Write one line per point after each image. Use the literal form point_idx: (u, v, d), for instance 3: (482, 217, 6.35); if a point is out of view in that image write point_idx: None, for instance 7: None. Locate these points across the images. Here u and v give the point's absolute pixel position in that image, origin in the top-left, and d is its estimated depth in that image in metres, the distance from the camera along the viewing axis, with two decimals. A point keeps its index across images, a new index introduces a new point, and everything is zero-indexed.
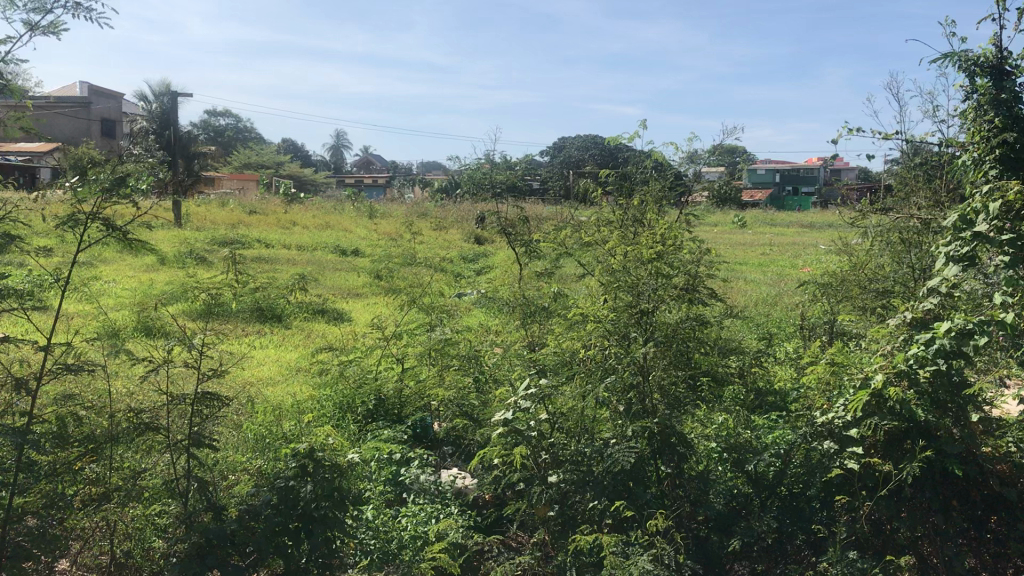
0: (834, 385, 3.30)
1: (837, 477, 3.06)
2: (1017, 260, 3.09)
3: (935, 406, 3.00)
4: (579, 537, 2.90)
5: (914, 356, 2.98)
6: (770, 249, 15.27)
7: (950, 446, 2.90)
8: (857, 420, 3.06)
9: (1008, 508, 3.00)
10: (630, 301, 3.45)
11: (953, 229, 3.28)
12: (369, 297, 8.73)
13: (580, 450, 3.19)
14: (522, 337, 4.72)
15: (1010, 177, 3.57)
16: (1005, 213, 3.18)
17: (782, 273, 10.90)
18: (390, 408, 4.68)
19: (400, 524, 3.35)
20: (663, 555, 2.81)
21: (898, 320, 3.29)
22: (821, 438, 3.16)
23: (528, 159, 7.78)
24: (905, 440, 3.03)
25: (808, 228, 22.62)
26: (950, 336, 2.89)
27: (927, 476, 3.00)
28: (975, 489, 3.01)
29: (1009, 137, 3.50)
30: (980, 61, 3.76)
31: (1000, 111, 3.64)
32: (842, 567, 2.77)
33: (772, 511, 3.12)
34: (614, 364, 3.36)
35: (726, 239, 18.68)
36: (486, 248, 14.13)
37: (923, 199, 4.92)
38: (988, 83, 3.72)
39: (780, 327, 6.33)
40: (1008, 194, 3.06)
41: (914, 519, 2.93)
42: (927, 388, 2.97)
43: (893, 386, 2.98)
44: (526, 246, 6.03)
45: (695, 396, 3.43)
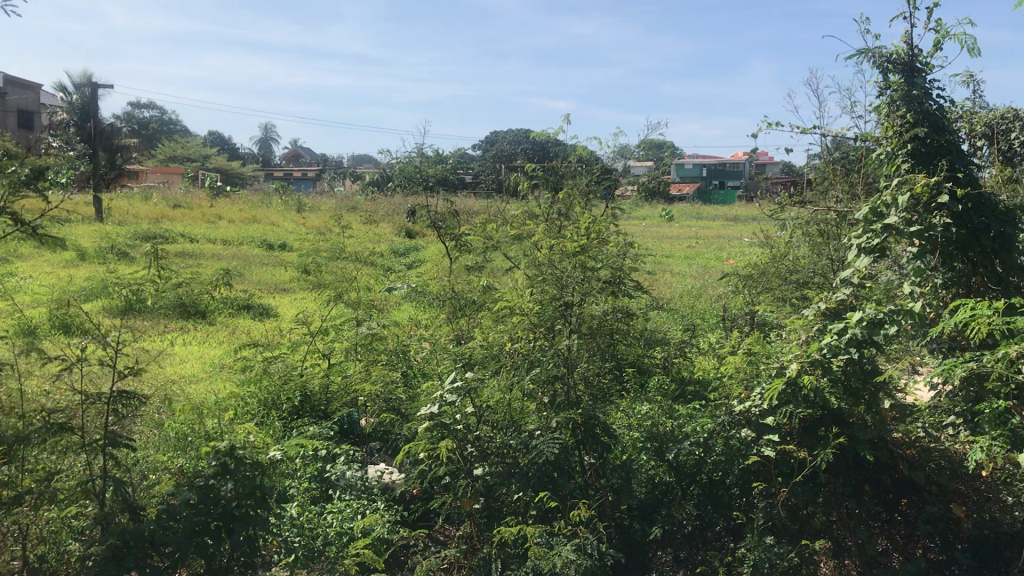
0: (751, 374, 3.35)
1: (754, 464, 3.10)
2: (925, 252, 3.29)
3: (848, 393, 3.08)
4: (504, 529, 2.92)
5: (829, 346, 3.03)
6: (696, 243, 15.44)
7: (862, 433, 3.00)
8: (773, 409, 3.12)
9: (916, 492, 3.12)
10: (555, 294, 3.51)
11: (864, 222, 3.42)
12: (296, 293, 8.63)
13: (505, 444, 3.23)
14: (449, 330, 4.73)
15: (920, 170, 3.73)
16: (912, 205, 3.36)
17: (709, 265, 11.09)
18: (316, 405, 4.61)
19: (326, 521, 3.33)
20: (585, 545, 2.86)
21: (813, 311, 3.37)
22: (739, 426, 3.20)
23: (460, 152, 7.81)
24: (820, 427, 3.11)
25: (734, 221, 23.10)
26: (862, 326, 2.97)
27: (841, 463, 3.10)
28: (886, 475, 3.11)
29: (919, 133, 3.64)
30: (893, 58, 3.89)
31: (911, 107, 3.75)
32: (759, 552, 2.85)
33: (692, 499, 3.23)
34: (540, 356, 3.39)
35: (656, 232, 18.91)
36: (418, 243, 14.09)
37: (842, 192, 5.08)
38: (900, 78, 3.83)
39: (704, 316, 6.46)
40: (915, 187, 3.27)
41: (828, 504, 3.03)
42: (841, 375, 3.06)
43: (807, 374, 3.04)
44: (456, 240, 6.04)
45: (620, 386, 3.55)
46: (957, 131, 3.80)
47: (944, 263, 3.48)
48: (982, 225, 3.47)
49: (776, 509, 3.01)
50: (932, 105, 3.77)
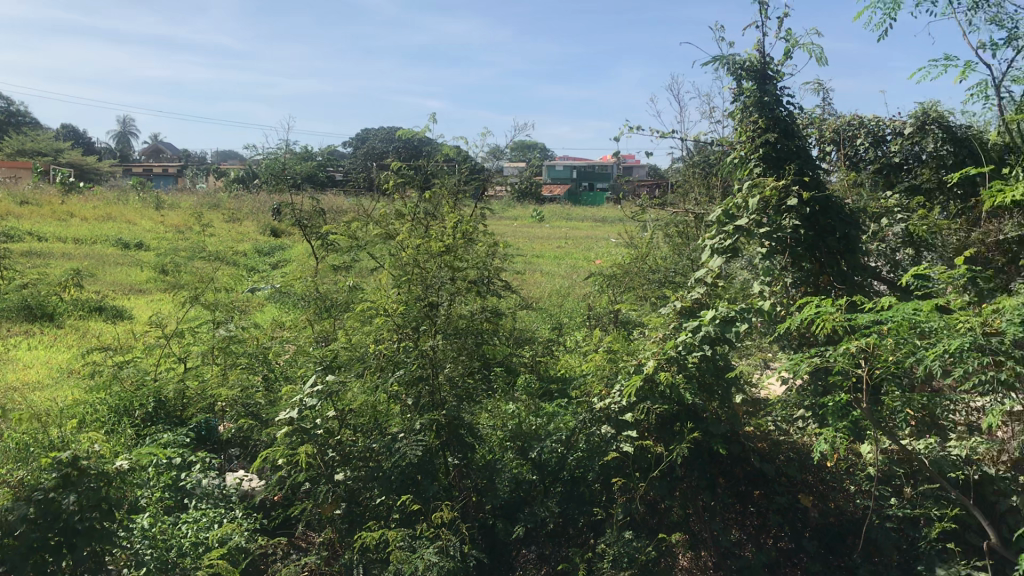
0: (611, 372, 3.41)
1: (613, 460, 3.16)
2: (775, 251, 3.43)
3: (703, 389, 3.19)
4: (364, 534, 2.87)
5: (684, 342, 3.13)
6: (564, 243, 15.70)
7: (715, 428, 3.14)
8: (631, 405, 3.17)
9: (767, 483, 3.30)
10: (419, 295, 3.49)
11: (717, 223, 3.62)
12: (153, 294, 8.27)
13: (369, 447, 3.21)
14: (313, 332, 4.63)
15: (771, 175, 3.88)
16: (762, 208, 3.51)
17: (576, 265, 11.27)
18: (172, 411, 4.43)
19: (179, 532, 3.19)
20: (447, 547, 2.84)
21: (670, 309, 3.44)
22: (599, 423, 3.25)
23: (327, 149, 7.67)
24: (675, 422, 3.21)
25: (602, 222, 23.62)
26: (715, 323, 3.10)
27: (696, 456, 3.23)
28: (739, 467, 3.31)
29: (770, 138, 3.80)
30: (746, 65, 4.04)
31: (763, 113, 3.92)
32: (619, 547, 2.90)
33: (554, 497, 3.22)
34: (404, 357, 3.32)
35: (527, 232, 19.11)
36: (284, 242, 13.78)
37: (700, 195, 5.26)
38: (753, 85, 3.99)
39: (570, 315, 6.57)
40: (766, 189, 3.41)
41: (685, 498, 3.14)
42: (695, 372, 3.15)
43: (664, 371, 3.10)
44: (321, 239, 5.92)
45: (485, 386, 3.57)
46: (804, 136, 3.98)
47: (794, 264, 3.68)
48: (828, 226, 3.73)
49: (635, 503, 3.07)
50: (781, 111, 3.96)
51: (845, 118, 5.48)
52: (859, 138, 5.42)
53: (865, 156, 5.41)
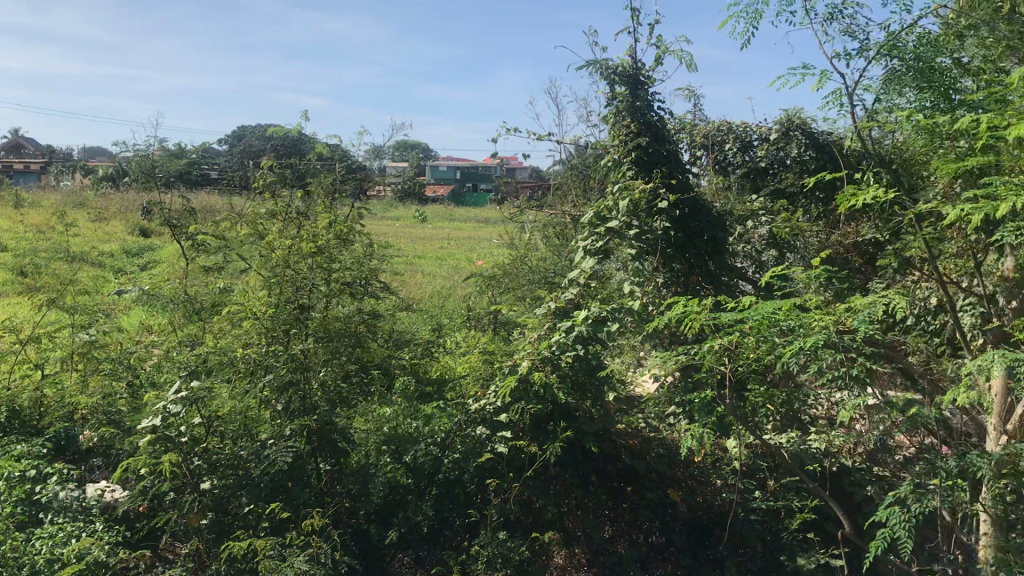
0: (486, 373, 3.41)
1: (488, 462, 3.15)
2: (643, 253, 3.59)
3: (576, 388, 3.23)
4: (232, 544, 2.78)
5: (557, 343, 3.15)
6: (446, 244, 15.67)
7: (589, 426, 3.18)
8: (505, 406, 3.19)
9: (638, 479, 3.38)
10: (290, 298, 3.44)
11: (590, 225, 3.68)
12: (9, 297, 7.82)
13: (237, 454, 3.09)
14: (182, 336, 4.46)
15: (642, 178, 3.99)
16: (631, 210, 3.65)
17: (457, 266, 11.26)
18: (27, 421, 4.19)
19: (33, 548, 3.02)
20: (318, 554, 2.78)
21: (545, 309, 3.47)
22: (474, 425, 3.25)
23: (199, 147, 7.41)
24: (549, 421, 3.24)
25: (485, 222, 23.70)
26: (587, 323, 3.15)
27: (569, 455, 3.25)
28: (611, 464, 3.36)
29: (642, 142, 3.89)
30: (619, 70, 4.10)
31: (635, 117, 4.01)
32: (494, 547, 2.90)
33: (430, 501, 3.15)
34: (272, 362, 3.23)
35: (409, 233, 18.99)
36: (155, 242, 13.26)
37: (577, 197, 5.34)
38: (625, 89, 4.05)
39: (450, 316, 6.55)
40: (635, 192, 3.56)
41: (559, 496, 3.17)
42: (568, 371, 3.18)
43: (538, 371, 3.14)
44: (192, 239, 5.72)
45: (360, 389, 3.52)
46: (674, 141, 4.13)
47: (665, 265, 3.83)
48: (697, 228, 3.94)
49: (510, 504, 3.08)
50: (653, 116, 4.07)
51: (714, 124, 5.66)
52: (728, 143, 5.60)
53: (733, 160, 5.60)
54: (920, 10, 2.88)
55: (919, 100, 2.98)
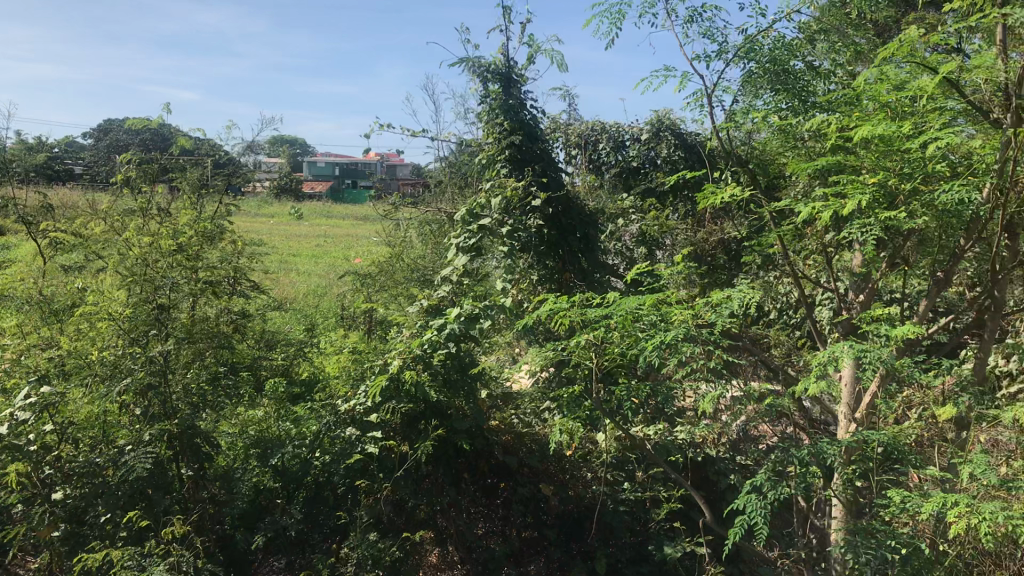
0: (357, 373, 3.35)
1: (358, 462, 3.10)
2: (514, 250, 3.63)
3: (448, 386, 3.20)
4: (85, 556, 2.61)
5: (429, 340, 3.13)
6: (324, 242, 15.38)
7: (460, 424, 3.17)
8: (376, 406, 3.14)
9: (510, 475, 3.41)
10: (147, 297, 3.28)
11: (462, 223, 3.67)
12: None
13: (91, 462, 2.89)
14: (34, 339, 4.22)
15: (515, 176, 4.03)
16: (505, 207, 3.71)
17: (334, 264, 11.07)
18: None
19: None
20: (180, 563, 2.65)
21: (418, 308, 3.41)
22: (344, 425, 3.16)
23: (56, 138, 7.02)
24: (420, 420, 3.21)
25: (365, 220, 23.39)
26: (460, 321, 3.18)
27: (442, 454, 3.23)
28: (483, 462, 3.37)
29: (517, 140, 3.93)
30: (491, 68, 4.07)
31: (509, 116, 4.02)
32: (362, 550, 2.80)
33: (298, 504, 3.12)
34: (130, 365, 3.06)
35: (287, 231, 18.57)
36: (9, 240, 12.52)
37: (453, 195, 5.33)
38: (499, 88, 4.05)
39: (325, 315, 6.43)
40: (508, 190, 3.62)
41: (431, 495, 3.15)
42: (440, 369, 3.14)
43: (410, 369, 3.08)
44: (46, 237, 5.41)
45: (226, 392, 3.40)
46: (546, 140, 4.20)
47: (538, 262, 3.92)
48: (570, 226, 4.04)
49: (381, 504, 3.04)
50: (526, 114, 4.10)
51: (588, 123, 5.74)
52: (601, 143, 5.69)
53: (606, 159, 5.69)
54: (776, 15, 2.99)
55: (776, 102, 3.10)
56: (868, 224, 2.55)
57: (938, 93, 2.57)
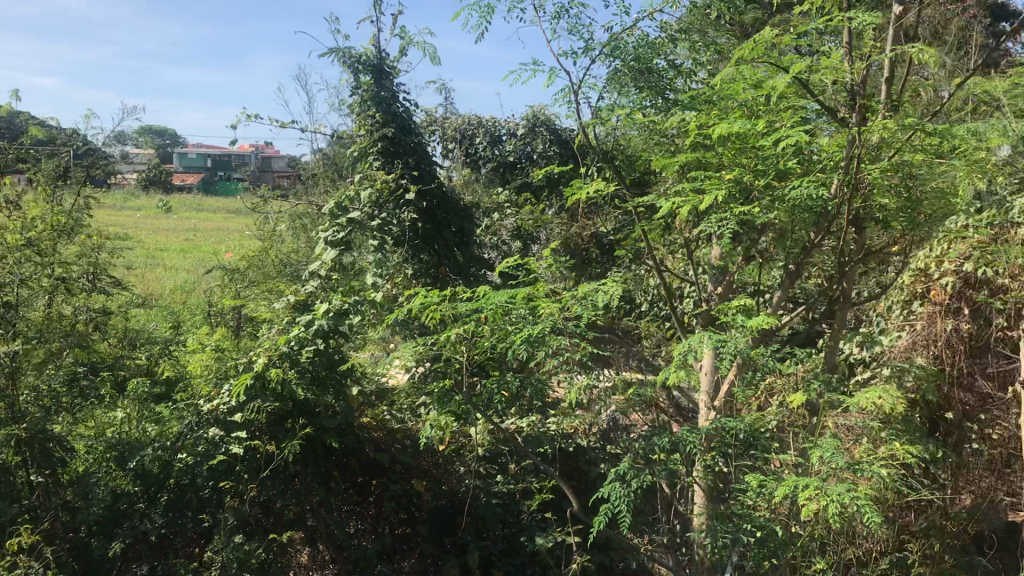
0: (220, 372, 3.24)
1: (222, 463, 3.00)
2: (384, 244, 3.64)
3: (315, 383, 3.15)
4: None
5: (296, 337, 3.08)
6: (196, 236, 14.86)
7: (329, 421, 3.12)
8: (241, 405, 3.05)
9: (382, 472, 3.37)
10: None
11: (330, 216, 3.68)
12: None
13: None
14: None
15: (388, 169, 3.97)
16: (374, 202, 3.75)
17: (206, 259, 10.71)
18: None
19: None
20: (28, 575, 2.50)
21: (284, 304, 3.35)
22: (207, 425, 3.05)
23: None
24: (288, 419, 3.13)
25: (241, 214, 22.75)
26: (329, 316, 3.13)
27: (310, 452, 3.16)
28: (354, 459, 3.32)
29: (388, 133, 3.88)
30: (362, 60, 3.97)
31: (381, 108, 3.94)
32: (227, 552, 2.75)
33: (160, 509, 2.98)
34: None
35: (158, 224, 17.87)
36: None
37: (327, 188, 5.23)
38: (370, 80, 3.95)
39: (193, 310, 6.22)
40: (377, 183, 3.67)
41: (300, 495, 3.09)
42: (308, 366, 3.10)
43: (275, 367, 3.02)
44: None
45: (81, 393, 3.25)
46: (418, 132, 4.18)
47: (413, 255, 3.86)
48: (445, 220, 4.01)
49: (246, 506, 2.95)
50: (398, 107, 4.05)
51: (464, 117, 5.73)
52: (478, 137, 5.70)
53: (482, 154, 5.69)
54: (640, 14, 3.05)
55: (641, 99, 3.17)
56: (725, 219, 2.64)
57: (790, 93, 2.68)
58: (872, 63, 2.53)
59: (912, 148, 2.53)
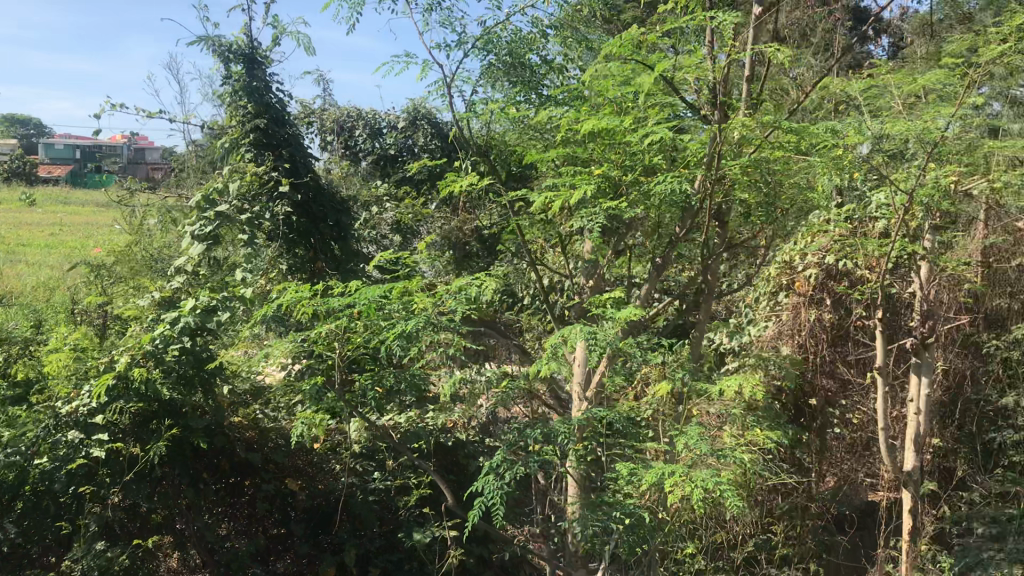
0: (79, 372, 3.08)
1: (81, 468, 2.85)
2: (254, 238, 3.58)
3: (182, 382, 3.02)
4: None
5: (161, 334, 2.94)
6: (63, 230, 14.16)
7: (197, 421, 3.01)
8: (101, 406, 2.90)
9: (254, 471, 3.28)
10: None
11: (197, 208, 3.50)
12: None
13: None
14: None
15: (262, 161, 3.90)
16: (244, 195, 3.68)
17: (72, 253, 10.21)
18: None
19: None
20: None
21: (148, 301, 3.22)
22: (63, 429, 2.85)
23: None
24: (152, 420, 3.01)
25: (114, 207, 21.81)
26: (196, 313, 3.00)
27: (177, 452, 3.04)
28: (224, 460, 3.21)
29: (261, 124, 3.80)
30: (233, 48, 3.85)
31: (253, 99, 3.86)
32: (89, 561, 2.67)
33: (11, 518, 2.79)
34: None
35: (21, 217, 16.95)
36: None
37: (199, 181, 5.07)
38: (242, 69, 3.83)
39: (55, 307, 5.92)
40: (245, 175, 3.60)
41: (166, 499, 2.98)
42: (174, 365, 2.96)
43: (138, 367, 2.88)
44: None
45: None
46: (293, 123, 4.09)
47: (288, 250, 3.88)
48: (321, 213, 3.98)
49: (110, 511, 2.86)
50: (271, 97, 3.95)
51: (343, 109, 5.64)
52: (357, 129, 5.61)
53: (361, 146, 5.61)
54: (512, 8, 3.06)
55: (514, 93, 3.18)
56: (594, 214, 2.70)
57: (656, 90, 2.75)
58: (732, 62, 2.62)
59: (769, 145, 2.64)
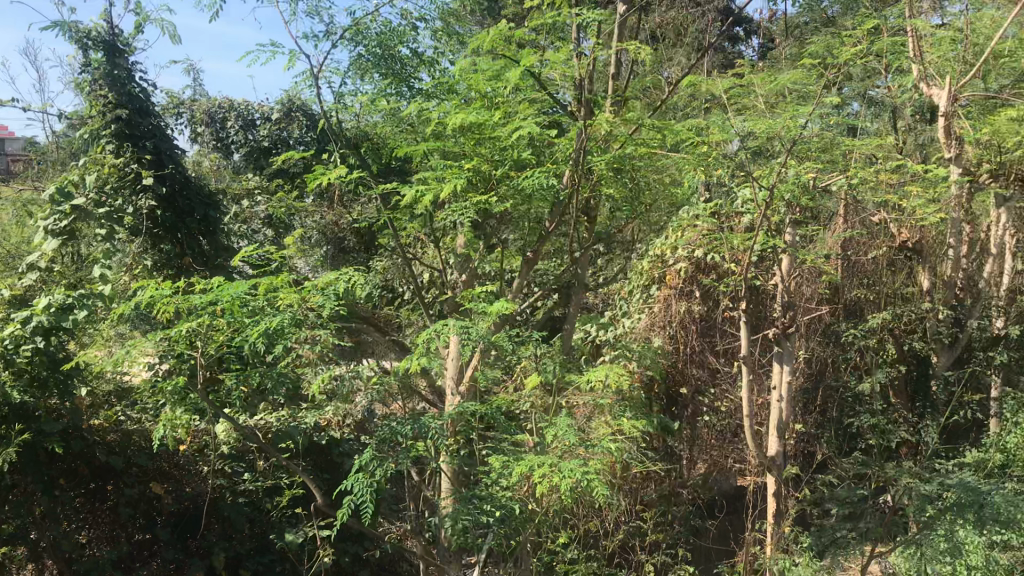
0: None
1: None
2: (112, 233, 3.43)
3: (35, 385, 2.84)
4: None
5: (12, 334, 2.72)
6: None
7: (51, 425, 2.84)
8: None
9: (115, 475, 3.13)
10: None
11: (51, 201, 3.29)
12: None
13: None
14: None
15: (124, 153, 3.71)
16: (101, 188, 3.52)
17: None
18: None
19: None
20: None
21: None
22: None
23: None
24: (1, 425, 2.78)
25: None
26: (50, 311, 2.81)
27: (29, 458, 2.83)
28: (82, 465, 3.04)
29: (122, 115, 3.61)
30: (90, 35, 3.61)
31: (113, 88, 3.66)
32: None
33: None
34: None
35: None
36: None
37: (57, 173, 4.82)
38: (101, 57, 3.62)
39: None
40: (102, 169, 3.40)
41: (18, 507, 2.82)
42: (26, 367, 2.78)
43: None
44: None
45: None
46: (158, 114, 3.93)
47: (151, 245, 3.77)
48: (187, 208, 3.87)
49: None
50: (134, 86, 3.76)
51: (214, 99, 5.47)
52: (229, 120, 5.46)
53: (233, 137, 5.46)
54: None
55: (384, 85, 3.14)
56: (462, 209, 2.68)
57: (525, 85, 2.76)
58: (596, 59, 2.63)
59: (633, 142, 2.71)
